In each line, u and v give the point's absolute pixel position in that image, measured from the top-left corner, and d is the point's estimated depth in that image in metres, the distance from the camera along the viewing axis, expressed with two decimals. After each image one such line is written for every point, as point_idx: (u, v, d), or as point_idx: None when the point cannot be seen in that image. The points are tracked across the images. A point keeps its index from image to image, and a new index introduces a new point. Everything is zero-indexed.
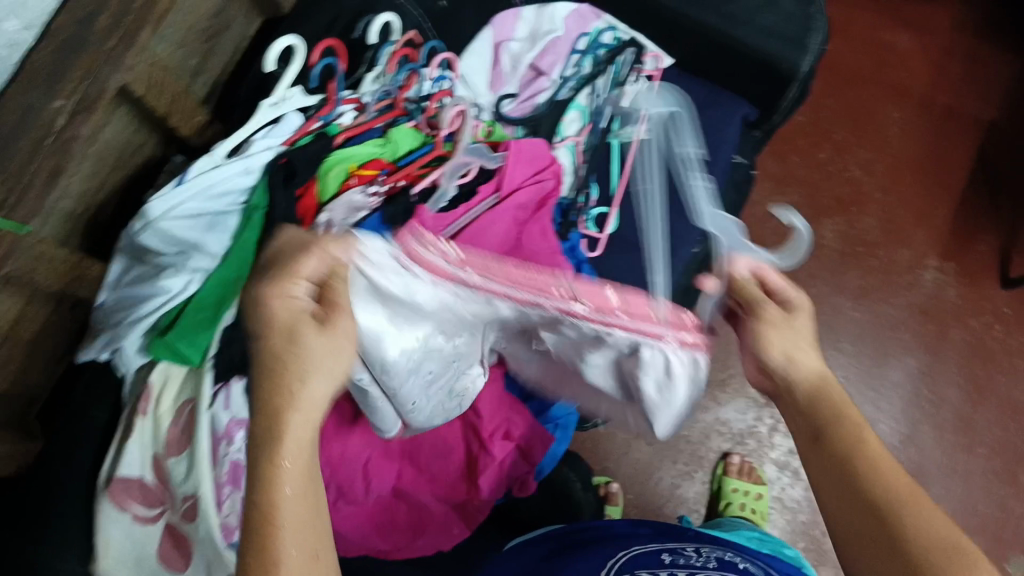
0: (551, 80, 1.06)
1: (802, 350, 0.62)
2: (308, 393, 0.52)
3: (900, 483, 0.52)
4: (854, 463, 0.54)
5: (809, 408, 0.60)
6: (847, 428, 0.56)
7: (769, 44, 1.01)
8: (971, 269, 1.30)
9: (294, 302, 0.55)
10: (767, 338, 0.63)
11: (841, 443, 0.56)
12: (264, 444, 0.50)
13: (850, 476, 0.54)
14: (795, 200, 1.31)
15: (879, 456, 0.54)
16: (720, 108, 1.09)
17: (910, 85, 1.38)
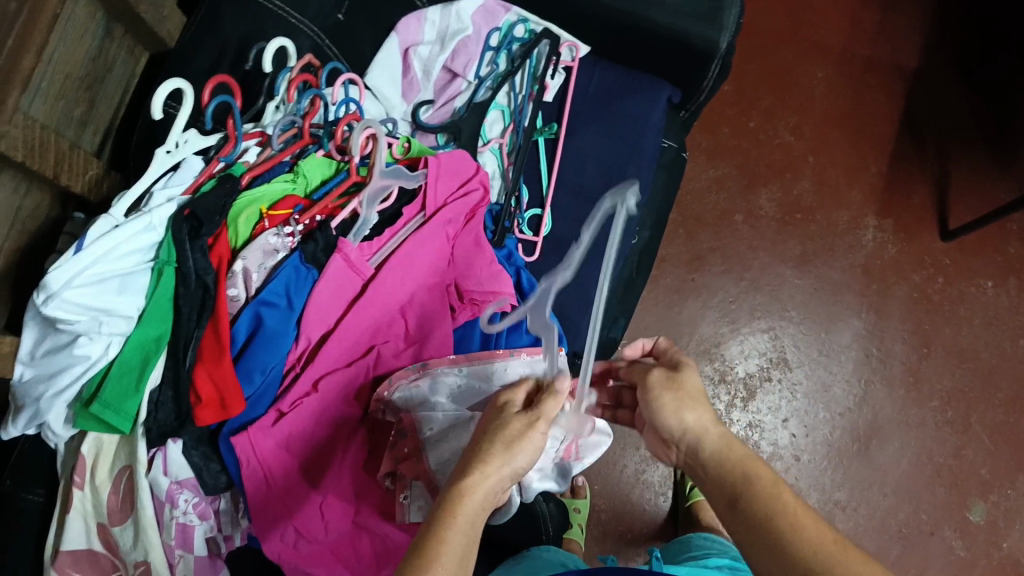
0: (468, 81, 1.03)
1: (696, 407, 0.67)
2: (505, 457, 0.61)
3: (815, 533, 0.54)
4: (775, 506, 0.56)
5: (721, 473, 0.62)
6: (765, 490, 0.58)
7: (680, 23, 0.99)
8: (907, 222, 1.31)
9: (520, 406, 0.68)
10: (663, 408, 0.68)
11: (760, 514, 0.56)
12: (463, 470, 0.60)
13: (763, 525, 0.56)
14: (728, 172, 1.31)
15: (806, 518, 0.55)
16: (641, 96, 1.08)
17: (829, 40, 1.37)
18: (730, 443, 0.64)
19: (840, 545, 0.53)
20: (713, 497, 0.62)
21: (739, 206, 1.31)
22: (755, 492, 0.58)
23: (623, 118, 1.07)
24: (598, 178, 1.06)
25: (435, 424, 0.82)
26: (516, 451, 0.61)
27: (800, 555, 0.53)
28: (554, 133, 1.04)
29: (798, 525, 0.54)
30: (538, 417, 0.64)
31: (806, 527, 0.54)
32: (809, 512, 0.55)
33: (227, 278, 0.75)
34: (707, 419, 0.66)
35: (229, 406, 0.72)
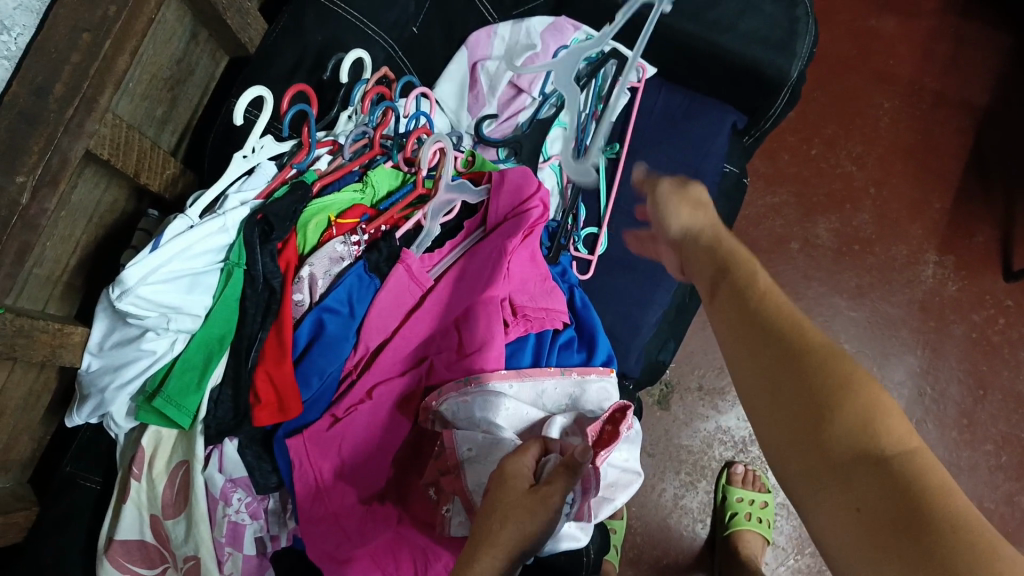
0: (532, 98, 1.04)
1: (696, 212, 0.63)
2: (507, 541, 0.57)
3: (788, 310, 0.49)
4: (750, 284, 0.52)
5: (715, 254, 0.57)
6: (744, 267, 0.54)
7: (752, 50, 0.98)
8: (969, 261, 1.28)
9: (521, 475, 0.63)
10: (661, 204, 0.64)
11: (735, 286, 0.52)
12: (466, 556, 0.57)
13: (739, 295, 0.52)
14: (786, 199, 1.29)
15: (772, 296, 0.51)
16: (706, 121, 1.07)
17: (898, 71, 1.34)
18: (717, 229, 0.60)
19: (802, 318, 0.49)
20: (700, 271, 0.58)
21: (796, 234, 1.29)
22: (736, 275, 0.53)
23: (687, 143, 1.06)
24: None
25: (475, 444, 0.78)
26: (518, 529, 0.58)
27: (770, 318, 0.49)
28: (616, 151, 1.05)
29: (767, 292, 0.51)
30: (547, 493, 0.60)
31: (774, 297, 0.51)
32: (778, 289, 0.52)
33: (293, 283, 0.76)
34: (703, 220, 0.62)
35: (286, 407, 0.73)
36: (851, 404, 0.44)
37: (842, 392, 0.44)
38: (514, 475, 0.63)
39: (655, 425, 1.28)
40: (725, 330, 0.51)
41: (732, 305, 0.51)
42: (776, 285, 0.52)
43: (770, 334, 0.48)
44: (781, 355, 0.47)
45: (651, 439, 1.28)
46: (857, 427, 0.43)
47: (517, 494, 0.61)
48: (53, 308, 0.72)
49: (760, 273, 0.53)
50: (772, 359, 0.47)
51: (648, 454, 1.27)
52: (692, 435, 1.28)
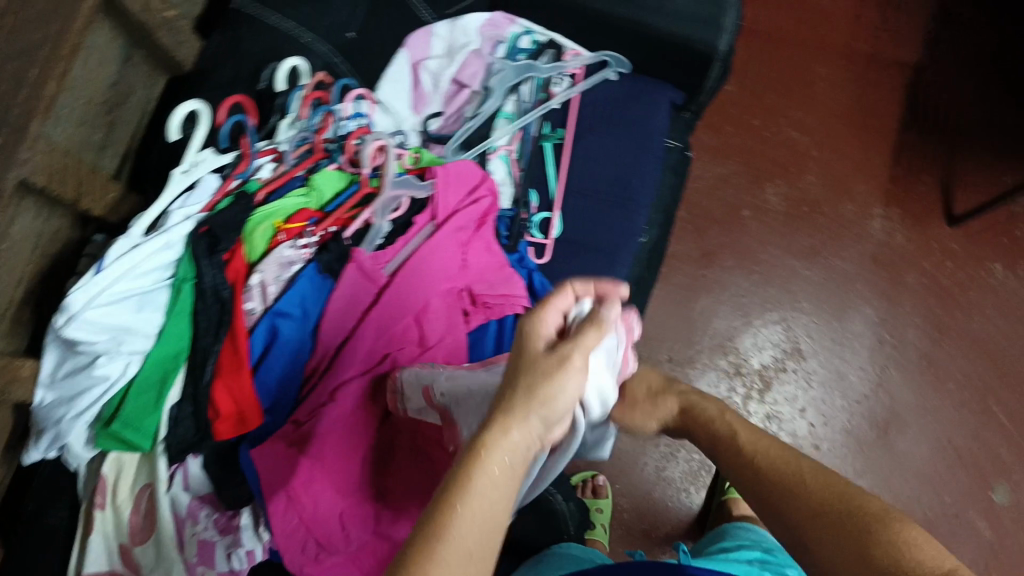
0: (476, 92, 1.06)
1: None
2: (533, 411, 0.53)
3: (807, 470, 0.60)
4: (762, 457, 0.63)
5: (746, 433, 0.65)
6: (744, 437, 0.66)
7: (681, 27, 1.01)
8: (913, 210, 1.32)
9: (545, 336, 0.58)
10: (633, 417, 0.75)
11: (768, 473, 0.62)
12: (489, 423, 0.53)
13: (756, 466, 0.63)
14: (734, 170, 1.32)
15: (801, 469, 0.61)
16: (646, 101, 1.09)
17: (832, 37, 1.39)
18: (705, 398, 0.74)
19: (818, 471, 0.60)
20: (731, 468, 0.66)
21: (746, 202, 1.32)
22: (767, 459, 0.63)
23: (628, 122, 1.08)
24: (607, 181, 1.06)
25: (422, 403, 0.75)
26: (539, 404, 0.54)
27: (809, 502, 0.58)
28: (561, 137, 1.08)
29: (778, 461, 0.62)
30: (567, 354, 0.56)
31: (786, 462, 0.62)
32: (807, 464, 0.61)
33: (244, 293, 0.76)
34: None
35: (246, 420, 0.74)
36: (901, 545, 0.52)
37: (876, 526, 0.54)
38: (537, 335, 0.58)
39: None
40: (773, 520, 0.59)
41: (766, 497, 0.60)
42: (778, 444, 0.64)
43: (813, 513, 0.57)
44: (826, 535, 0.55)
45: None
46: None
47: (541, 354, 0.56)
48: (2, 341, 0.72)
49: (760, 440, 0.65)
50: (820, 529, 0.56)
51: (628, 432, 1.29)
52: None
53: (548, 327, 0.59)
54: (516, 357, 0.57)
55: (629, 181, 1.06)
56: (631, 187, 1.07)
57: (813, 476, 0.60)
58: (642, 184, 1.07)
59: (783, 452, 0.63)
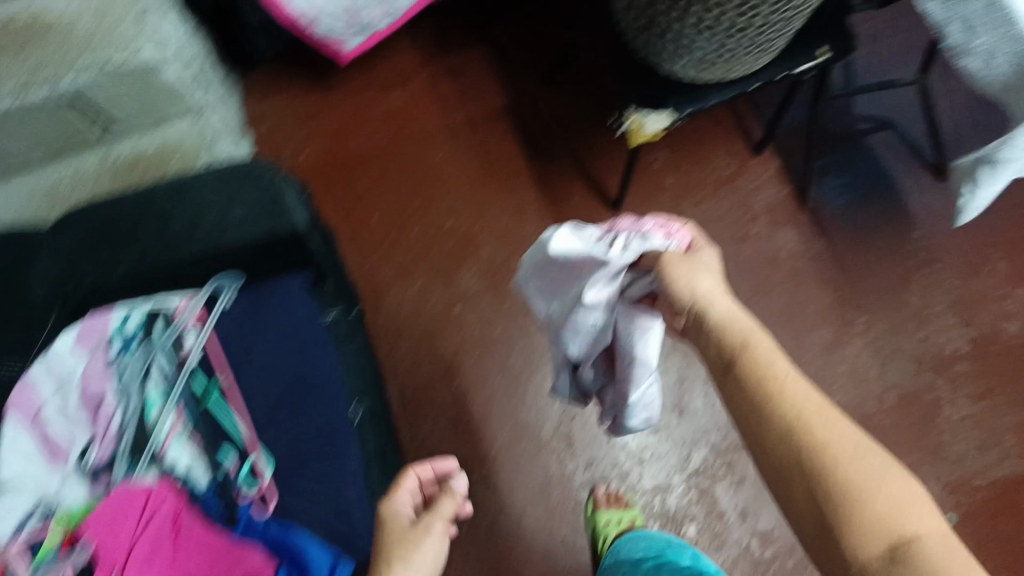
0: (114, 402, 0.99)
1: (722, 298, 0.75)
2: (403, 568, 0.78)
3: (812, 406, 0.64)
4: (764, 376, 0.67)
5: (720, 337, 0.72)
6: (754, 360, 0.68)
7: (254, 231, 0.99)
8: (585, 217, 1.37)
9: (404, 516, 0.86)
10: (676, 273, 0.77)
11: (752, 368, 0.68)
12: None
13: (753, 391, 0.66)
14: (424, 282, 1.34)
15: (800, 386, 0.66)
16: (277, 297, 1.06)
17: (429, 121, 1.43)
18: (743, 326, 0.72)
19: (823, 408, 0.63)
20: (713, 361, 0.73)
21: (452, 300, 1.34)
22: (753, 356, 0.69)
23: (268, 330, 1.05)
24: (282, 398, 1.02)
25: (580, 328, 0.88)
26: (410, 559, 0.79)
27: (783, 424, 0.63)
28: (220, 384, 1.02)
29: (781, 393, 0.65)
30: (414, 529, 0.83)
31: (791, 399, 0.64)
32: (803, 383, 0.66)
33: None
34: (715, 284, 0.77)
35: None
36: (861, 486, 0.58)
37: (834, 476, 0.59)
38: (399, 519, 0.85)
39: (475, 541, 1.24)
40: (746, 429, 0.67)
41: (748, 405, 0.66)
42: (792, 369, 0.67)
43: (789, 433, 0.62)
44: (794, 464, 0.62)
45: (479, 552, 1.23)
46: (854, 528, 0.56)
47: (402, 526, 0.84)
48: None
49: (778, 361, 0.68)
50: (781, 463, 0.63)
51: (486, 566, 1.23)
52: (504, 516, 1.25)
53: (405, 509, 0.87)
54: (378, 543, 0.83)
55: (308, 380, 1.03)
56: (314, 383, 1.03)
57: (813, 412, 0.63)
58: (322, 373, 1.04)
59: (787, 378, 0.66)
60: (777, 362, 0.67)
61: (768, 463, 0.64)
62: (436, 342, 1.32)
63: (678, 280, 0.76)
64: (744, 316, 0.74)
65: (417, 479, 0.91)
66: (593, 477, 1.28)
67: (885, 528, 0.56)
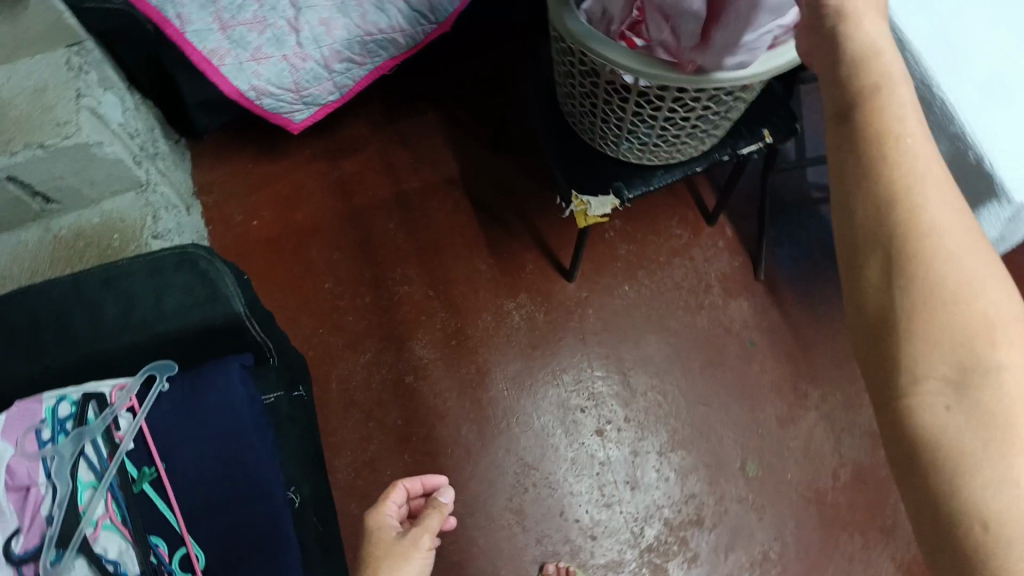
0: (41, 487, 0.86)
1: (895, 60, 0.49)
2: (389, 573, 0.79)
3: (942, 217, 0.43)
4: (890, 176, 0.44)
5: (853, 90, 0.49)
6: (893, 159, 0.44)
7: (192, 318, 0.99)
8: (538, 286, 1.38)
9: (384, 528, 0.86)
10: (850, 51, 0.50)
11: (883, 160, 0.45)
12: None
13: (871, 196, 0.44)
14: (376, 351, 1.35)
15: (926, 148, 0.45)
16: (222, 371, 1.02)
17: (380, 192, 1.45)
18: (902, 97, 0.47)
19: (965, 234, 0.44)
20: (828, 117, 0.50)
21: (403, 370, 1.33)
22: (876, 112, 0.46)
23: (206, 416, 0.99)
24: (220, 490, 0.96)
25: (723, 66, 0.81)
26: (393, 562, 0.81)
27: (881, 190, 0.44)
28: (156, 472, 0.93)
29: (914, 206, 0.43)
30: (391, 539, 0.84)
31: (927, 210, 0.43)
32: (932, 148, 0.45)
33: None
34: (892, 26, 0.52)
35: None
36: (956, 289, 0.42)
37: (938, 320, 0.42)
38: (378, 530, 0.86)
39: None
40: (845, 184, 0.46)
41: (859, 152, 0.46)
42: (933, 163, 0.45)
43: (887, 204, 0.44)
44: (880, 251, 0.44)
45: None
46: (926, 341, 0.42)
47: (383, 545, 0.84)
48: None
49: (928, 157, 0.45)
50: (867, 242, 0.44)
51: None
52: None
53: (390, 527, 0.87)
54: (363, 555, 0.83)
55: None
56: None
57: (951, 235, 0.43)
58: None
59: (932, 178, 0.44)
60: (905, 128, 0.45)
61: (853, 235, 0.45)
62: (386, 413, 1.31)
63: (861, 41, 0.50)
64: (907, 97, 0.47)
65: (399, 495, 0.93)
66: (545, 552, 1.25)
67: (970, 339, 0.42)
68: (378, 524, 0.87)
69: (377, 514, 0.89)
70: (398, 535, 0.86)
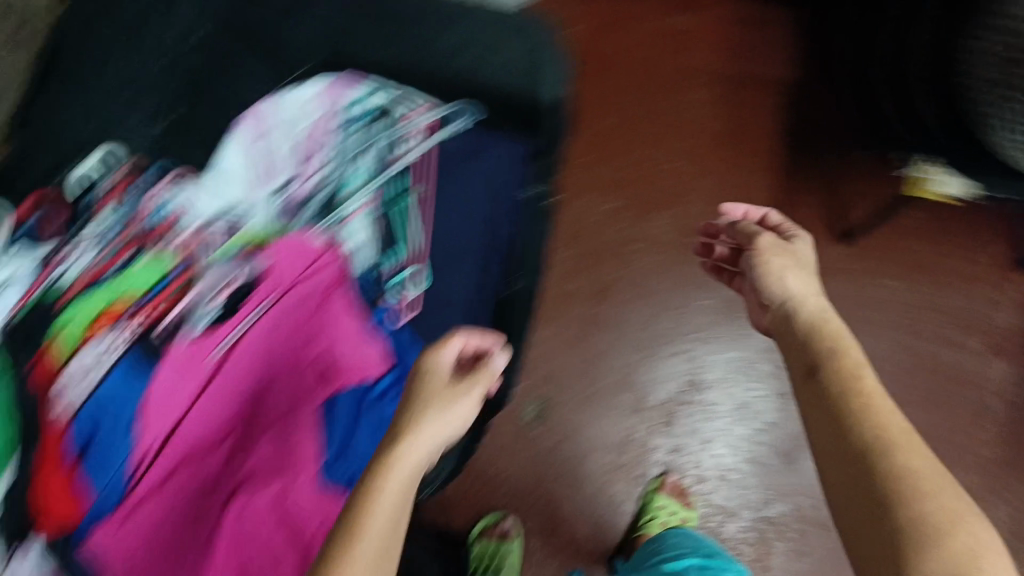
0: (325, 157, 1.03)
1: (808, 302, 0.72)
2: (411, 448, 0.67)
3: (924, 477, 0.54)
4: (871, 411, 0.59)
5: (807, 346, 0.67)
6: (858, 397, 0.61)
7: (508, 83, 1.05)
8: (807, 232, 1.30)
9: (434, 375, 0.74)
10: (771, 268, 0.75)
11: (842, 394, 0.62)
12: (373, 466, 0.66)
13: (860, 419, 0.59)
14: (623, 204, 1.32)
15: (883, 403, 0.60)
16: (498, 153, 1.05)
17: (698, 64, 1.35)
18: (836, 330, 0.68)
19: (943, 506, 0.53)
20: (794, 365, 0.68)
21: (637, 235, 1.32)
22: (840, 365, 0.64)
23: (473, 177, 1.05)
24: (457, 242, 1.06)
25: None
26: (426, 431, 0.68)
27: (885, 434, 0.57)
28: (413, 197, 1.06)
29: (906, 466, 0.55)
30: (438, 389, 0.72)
31: (909, 467, 0.55)
32: (888, 402, 0.60)
33: (54, 393, 0.88)
34: (799, 285, 0.73)
35: (77, 495, 0.87)
36: (920, 525, 0.52)
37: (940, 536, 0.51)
38: (430, 374, 0.73)
39: (534, 446, 1.28)
40: (825, 440, 0.60)
41: (825, 413, 0.61)
42: (909, 429, 0.58)
43: (884, 443, 0.57)
44: (864, 478, 0.56)
45: (533, 459, 1.28)
46: (925, 554, 0.50)
47: (428, 397, 0.71)
48: None
49: (896, 421, 0.59)
50: (857, 479, 0.56)
51: (535, 471, 1.28)
52: (573, 446, 1.28)
53: (443, 374, 0.74)
54: (406, 400, 0.72)
55: (485, 235, 1.04)
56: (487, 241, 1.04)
57: (933, 482, 0.54)
58: (500, 236, 1.05)
59: (914, 443, 0.57)
60: (866, 376, 0.62)
61: (839, 479, 0.58)
62: (601, 263, 1.31)
63: (772, 269, 0.75)
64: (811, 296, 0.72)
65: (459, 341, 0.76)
66: (670, 463, 1.27)
67: (953, 554, 0.50)
68: (431, 365, 0.74)
69: (434, 354, 0.75)
70: (447, 387, 0.73)
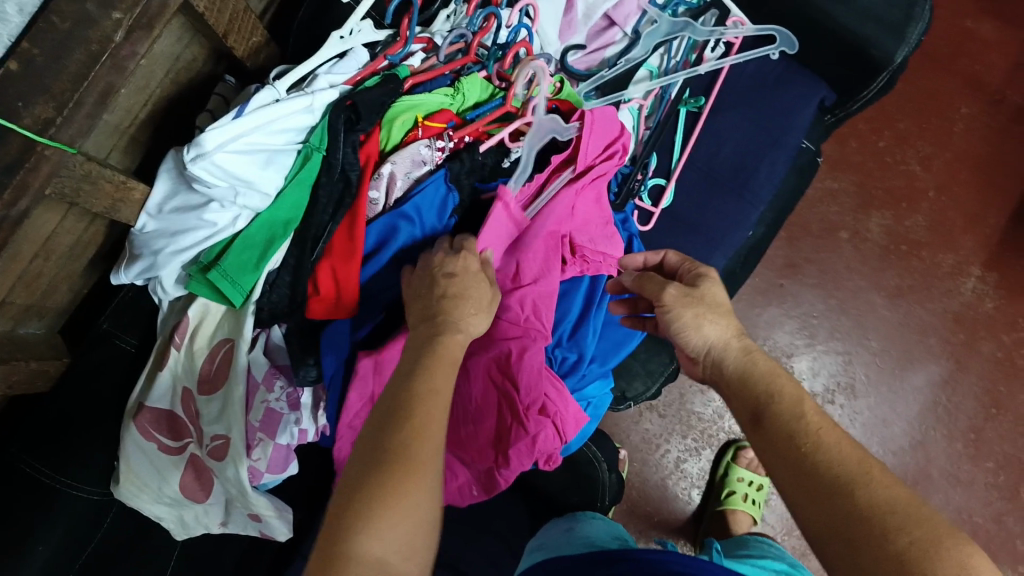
0: (624, 34, 0.99)
1: (729, 343, 0.61)
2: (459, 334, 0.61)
3: (901, 507, 0.46)
4: (803, 443, 0.52)
5: (744, 387, 0.58)
6: (810, 427, 0.52)
7: (865, 27, 0.92)
8: (1013, 282, 1.28)
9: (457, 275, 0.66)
10: (681, 322, 0.62)
11: (782, 432, 0.53)
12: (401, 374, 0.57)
13: (806, 466, 0.50)
14: (845, 187, 1.28)
15: (832, 435, 0.51)
16: (798, 92, 1.01)
17: (985, 78, 1.31)
18: (775, 368, 0.58)
19: (922, 517, 0.46)
20: (736, 412, 0.58)
21: (847, 224, 1.28)
22: (780, 409, 0.55)
23: (771, 111, 1.01)
24: (730, 167, 1.00)
25: None
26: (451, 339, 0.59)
27: (839, 471, 0.49)
28: (698, 107, 0.99)
29: (876, 502, 0.47)
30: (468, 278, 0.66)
31: (878, 504, 0.47)
32: (838, 433, 0.52)
33: (371, 178, 0.72)
34: (722, 331, 0.61)
35: (343, 300, 0.73)
36: (912, 564, 0.43)
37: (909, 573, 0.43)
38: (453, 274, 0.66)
39: (673, 387, 1.29)
40: (783, 474, 0.52)
41: (781, 455, 0.52)
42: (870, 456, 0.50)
43: (845, 481, 0.48)
44: (842, 518, 0.47)
45: (665, 400, 1.28)
46: None
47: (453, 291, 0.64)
48: (115, 159, 0.71)
49: (849, 448, 0.51)
50: (839, 521, 0.47)
51: (659, 414, 1.28)
52: (704, 403, 1.28)
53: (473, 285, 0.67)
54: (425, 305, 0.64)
55: (755, 172, 1.00)
56: (755, 178, 1.00)
57: (911, 513, 0.46)
58: (766, 178, 1.00)
59: (871, 467, 0.49)
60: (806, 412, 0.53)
61: (817, 529, 0.48)
62: (802, 238, 1.28)
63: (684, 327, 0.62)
64: (728, 327, 0.62)
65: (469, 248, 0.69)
66: None
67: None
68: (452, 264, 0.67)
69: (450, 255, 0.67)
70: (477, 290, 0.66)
